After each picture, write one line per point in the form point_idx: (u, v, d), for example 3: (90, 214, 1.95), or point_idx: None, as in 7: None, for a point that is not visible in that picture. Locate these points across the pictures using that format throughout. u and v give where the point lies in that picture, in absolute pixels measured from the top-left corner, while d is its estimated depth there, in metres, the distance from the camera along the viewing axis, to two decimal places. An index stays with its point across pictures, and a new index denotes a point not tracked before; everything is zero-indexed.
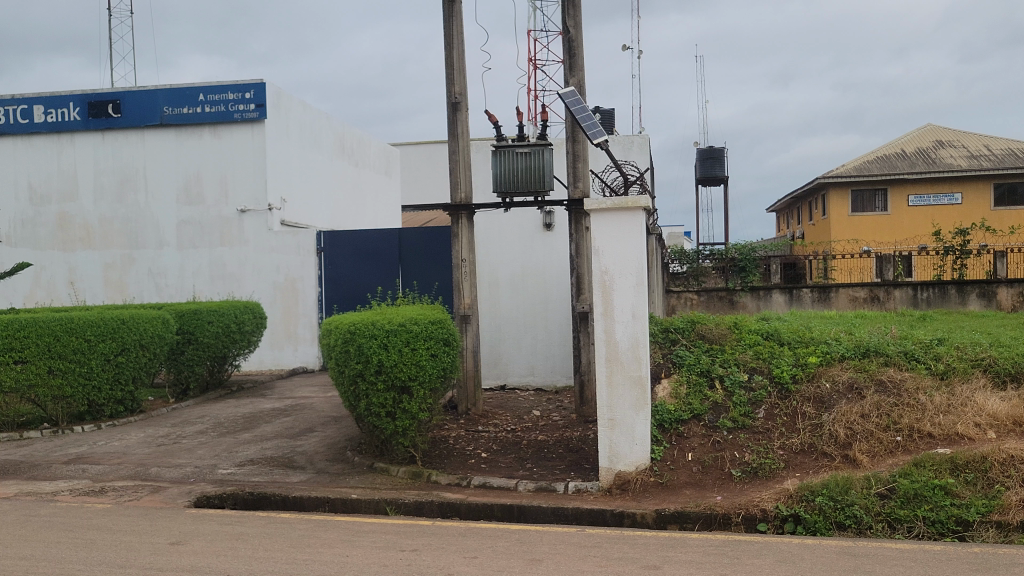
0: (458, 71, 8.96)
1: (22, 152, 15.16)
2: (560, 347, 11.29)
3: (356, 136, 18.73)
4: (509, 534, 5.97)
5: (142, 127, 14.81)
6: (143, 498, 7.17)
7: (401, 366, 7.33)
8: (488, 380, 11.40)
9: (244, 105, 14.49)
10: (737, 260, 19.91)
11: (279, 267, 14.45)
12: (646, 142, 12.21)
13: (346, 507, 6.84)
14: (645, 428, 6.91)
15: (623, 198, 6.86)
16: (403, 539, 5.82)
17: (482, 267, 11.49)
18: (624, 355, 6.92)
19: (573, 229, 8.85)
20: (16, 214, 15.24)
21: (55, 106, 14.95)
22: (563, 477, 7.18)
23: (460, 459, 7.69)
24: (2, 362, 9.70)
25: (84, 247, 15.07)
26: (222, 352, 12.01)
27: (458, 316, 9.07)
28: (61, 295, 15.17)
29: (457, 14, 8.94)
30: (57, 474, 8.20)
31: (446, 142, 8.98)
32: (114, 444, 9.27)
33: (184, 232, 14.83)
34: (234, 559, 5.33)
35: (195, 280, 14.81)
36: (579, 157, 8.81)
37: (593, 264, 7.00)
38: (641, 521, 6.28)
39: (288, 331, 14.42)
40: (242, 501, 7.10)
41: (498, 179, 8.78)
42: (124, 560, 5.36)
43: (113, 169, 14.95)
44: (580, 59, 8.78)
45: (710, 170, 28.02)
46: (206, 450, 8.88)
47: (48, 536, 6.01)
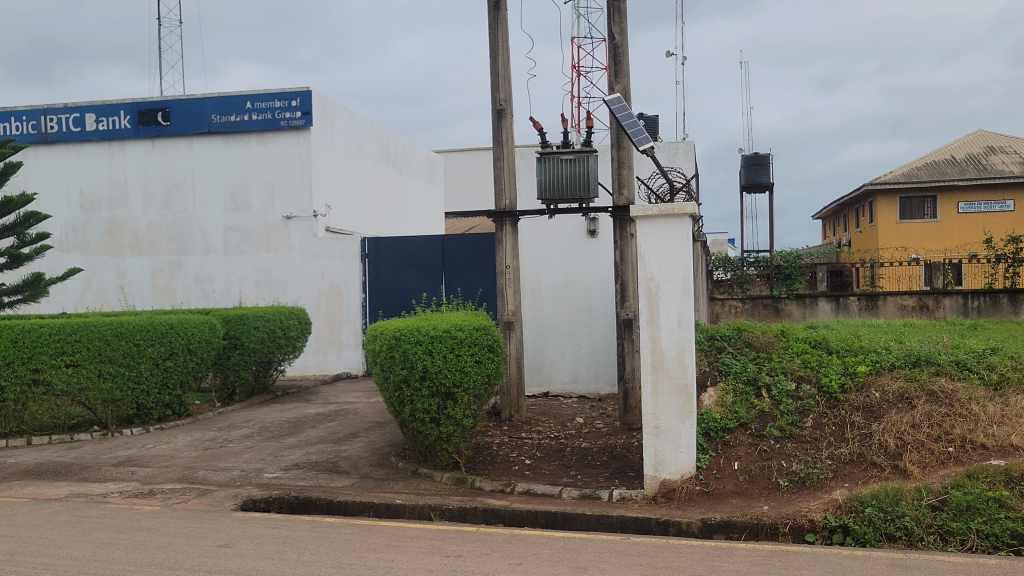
0: (503, 78, 8.99)
1: (74, 160, 15.46)
2: (604, 355, 11.25)
3: (400, 142, 18.83)
4: (554, 541, 5.96)
5: (191, 134, 15.03)
6: (191, 501, 7.28)
7: (446, 372, 7.36)
8: (532, 387, 11.38)
9: (290, 113, 14.64)
10: (782, 266, 19.76)
11: (325, 273, 14.57)
12: (691, 149, 12.12)
13: (391, 512, 6.87)
14: (691, 436, 6.88)
15: (670, 204, 6.83)
16: (448, 545, 5.83)
17: (526, 275, 11.50)
18: (670, 362, 6.90)
19: (618, 236, 8.82)
20: (68, 220, 15.55)
21: (106, 115, 15.23)
22: (608, 484, 7.15)
23: (504, 466, 7.69)
24: (54, 366, 9.80)
25: (134, 252, 15.32)
26: (268, 357, 12.12)
27: (502, 322, 9.07)
28: (111, 300, 15.41)
29: (502, 21, 8.97)
30: (107, 476, 8.34)
31: (491, 149, 9.00)
32: (163, 447, 9.40)
33: (231, 238, 15.01)
34: (280, 562, 5.39)
35: (241, 286, 14.97)
36: (624, 164, 8.79)
37: (639, 271, 6.97)
38: (687, 530, 6.24)
39: (332, 336, 14.55)
40: (288, 505, 7.17)
41: (543, 186, 8.78)
42: (173, 561, 5.44)
43: (162, 176, 15.19)
44: (625, 65, 8.76)
45: (755, 177, 27.79)
46: (252, 454, 8.98)
47: (98, 537, 6.11)
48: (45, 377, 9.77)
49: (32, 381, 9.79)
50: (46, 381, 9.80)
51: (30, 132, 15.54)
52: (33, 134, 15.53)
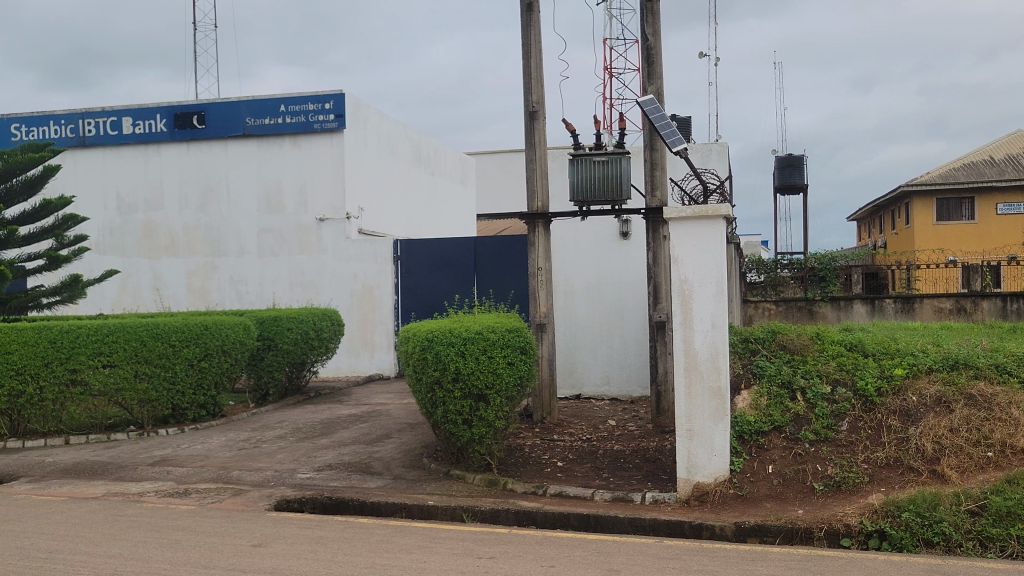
0: (536, 80, 8.99)
1: (111, 163, 15.65)
2: (637, 357, 11.22)
3: (432, 144, 18.88)
4: (587, 543, 5.95)
5: (226, 137, 15.17)
6: (225, 501, 7.34)
7: (479, 374, 7.37)
8: (564, 389, 11.38)
9: (324, 116, 14.72)
10: (817, 269, 19.27)
11: (357, 275, 14.64)
12: (725, 150, 12.03)
13: (423, 513, 6.90)
14: (725, 439, 6.84)
15: (704, 206, 6.79)
16: (480, 546, 5.84)
17: (558, 277, 11.49)
18: (703, 365, 6.86)
19: (651, 239, 8.79)
20: (106, 222, 15.74)
21: (143, 118, 15.42)
22: (640, 487, 7.13)
23: (536, 468, 7.68)
24: (91, 366, 9.91)
25: (169, 254, 15.47)
26: (302, 358, 12.20)
27: (534, 324, 9.07)
28: (147, 302, 15.58)
29: (535, 23, 8.97)
30: (143, 476, 8.43)
31: (524, 151, 9.00)
32: (198, 448, 9.48)
33: (265, 240, 15.13)
34: (314, 562, 5.42)
35: (275, 288, 15.08)
36: (656, 165, 8.76)
37: (672, 273, 6.95)
38: (720, 533, 6.21)
39: (365, 338, 14.62)
40: (321, 505, 7.21)
41: (575, 188, 8.77)
42: (208, 560, 5.48)
43: (197, 179, 15.34)
44: (658, 67, 8.72)
45: (789, 178, 27.58)
46: (286, 454, 9.05)
47: (135, 536, 6.17)
48: (83, 377, 9.89)
49: (70, 381, 9.90)
50: (83, 381, 9.92)
51: (68, 136, 15.75)
52: (71, 138, 15.74)
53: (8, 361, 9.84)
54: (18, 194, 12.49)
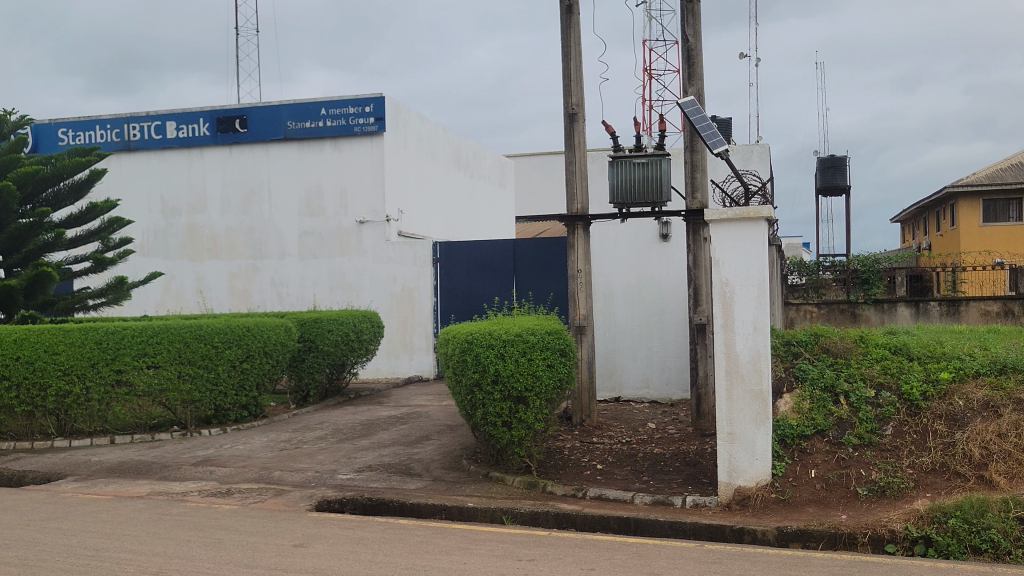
0: (575, 82, 8.98)
1: (155, 167, 15.88)
2: (676, 360, 11.15)
3: (471, 146, 18.93)
4: (627, 547, 5.93)
5: (267, 141, 15.33)
6: (267, 501, 7.41)
7: (518, 376, 7.37)
8: (603, 392, 11.35)
9: (364, 119, 14.83)
10: (860, 271, 18.85)
11: (397, 277, 14.70)
12: (766, 151, 11.93)
13: (462, 515, 6.92)
14: (767, 443, 6.77)
15: (746, 207, 6.75)
16: (520, 548, 5.84)
17: (598, 280, 11.47)
18: (745, 368, 6.80)
19: (692, 241, 8.74)
20: (150, 225, 15.96)
21: (186, 122, 15.64)
22: (681, 490, 7.09)
23: (576, 470, 7.67)
24: (135, 367, 10.05)
25: (211, 256, 15.66)
26: (341, 360, 12.29)
27: (573, 326, 9.05)
28: (190, 303, 15.78)
29: (575, 24, 8.96)
30: (186, 476, 8.54)
31: (564, 153, 8.99)
32: (240, 448, 9.58)
33: (306, 243, 15.25)
34: (355, 563, 5.46)
35: (315, 290, 15.19)
36: (697, 167, 8.70)
37: (714, 275, 6.90)
38: (762, 538, 6.15)
39: (404, 341, 14.69)
40: (361, 506, 7.27)
41: (615, 190, 8.74)
42: (250, 560, 5.54)
43: (239, 182, 15.52)
44: (699, 67, 8.67)
45: (832, 180, 27.26)
46: (327, 455, 9.12)
47: (179, 535, 6.25)
48: (128, 377, 10.03)
49: (115, 381, 10.04)
50: (128, 382, 10.06)
51: (114, 140, 16.01)
52: (117, 142, 16.00)
53: (54, 362, 9.99)
54: (65, 197, 12.72)
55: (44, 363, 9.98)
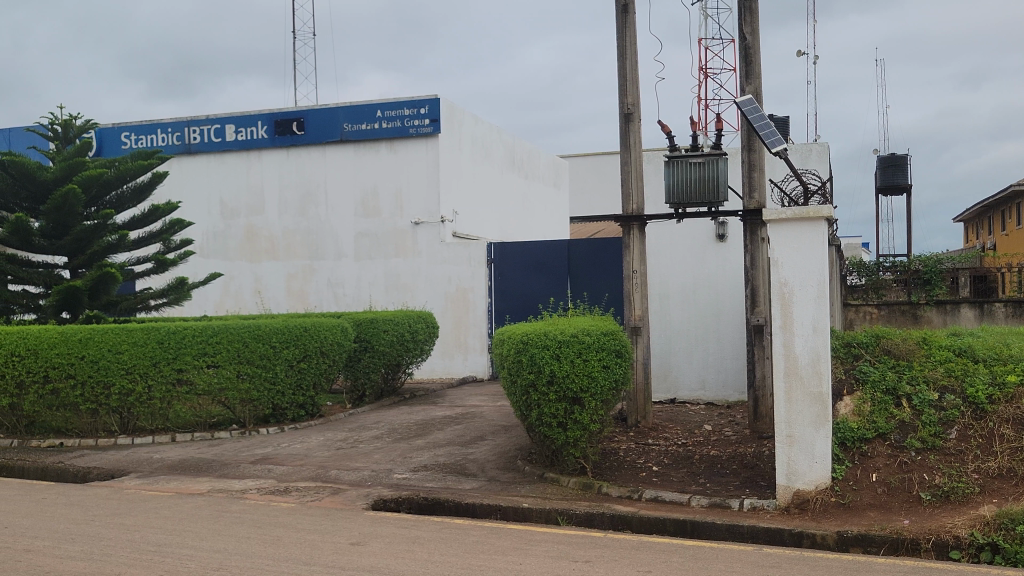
0: (631, 81, 8.94)
1: (215, 169, 16.15)
2: (733, 361, 11.04)
3: (525, 147, 18.95)
4: (683, 549, 5.88)
5: (324, 143, 15.50)
6: (324, 499, 7.48)
7: (574, 377, 7.37)
8: (659, 394, 11.26)
9: (419, 121, 14.91)
10: (921, 271, 18.52)
11: (452, 278, 14.77)
12: (826, 150, 11.74)
13: (517, 515, 6.92)
14: (827, 445, 6.67)
15: (805, 207, 6.67)
16: (576, 550, 5.82)
17: (653, 280, 11.40)
18: (804, 370, 6.71)
19: (748, 240, 8.66)
20: (209, 227, 16.23)
21: (245, 125, 15.89)
22: (738, 493, 7.01)
23: (631, 472, 7.62)
24: (196, 366, 10.22)
25: (269, 257, 15.88)
26: (397, 360, 12.37)
27: (628, 327, 9.01)
28: (248, 304, 16.00)
29: (630, 24, 8.93)
30: (246, 473, 8.66)
31: (619, 153, 8.96)
32: (297, 447, 9.69)
33: (362, 244, 15.38)
34: (411, 562, 5.48)
35: (371, 290, 15.32)
36: (755, 167, 8.61)
37: (772, 276, 6.83)
38: (822, 542, 6.06)
39: (459, 341, 14.74)
40: (417, 505, 7.31)
41: (671, 190, 8.68)
42: (308, 557, 5.59)
43: (297, 184, 15.71)
44: (757, 66, 8.58)
45: (892, 179, 26.79)
46: (382, 454, 9.19)
47: (239, 532, 6.34)
48: (189, 377, 10.20)
49: (176, 380, 10.22)
50: (188, 381, 10.23)
51: (175, 143, 16.31)
52: (178, 145, 16.29)
53: (118, 361, 10.19)
54: (128, 199, 12.99)
55: (107, 362, 10.19)
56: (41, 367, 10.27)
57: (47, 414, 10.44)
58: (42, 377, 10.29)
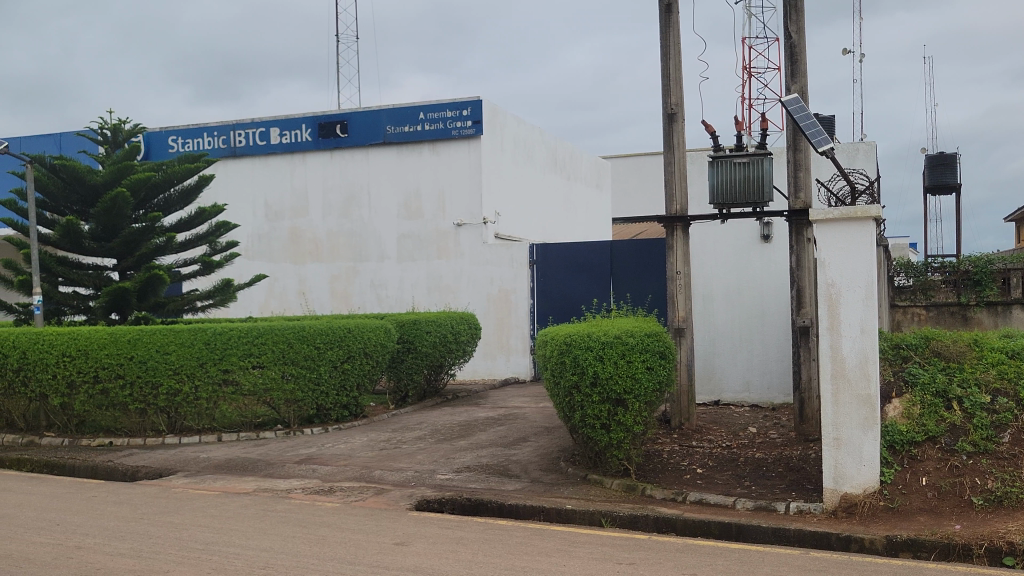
0: (674, 81, 8.89)
1: (259, 173, 16.32)
2: (778, 363, 10.92)
3: (567, 149, 18.93)
4: (728, 552, 5.83)
5: (367, 146, 15.60)
6: (368, 499, 7.52)
7: (618, 379, 7.34)
8: (702, 395, 11.17)
9: (461, 122, 14.95)
10: (970, 272, 18.01)
11: (494, 279, 14.79)
12: (873, 149, 11.55)
13: (561, 517, 6.91)
14: (875, 449, 6.57)
15: (852, 207, 6.59)
16: (621, 552, 5.80)
17: (697, 281, 11.33)
18: (852, 372, 6.62)
19: (794, 241, 8.57)
20: (254, 229, 16.41)
21: (290, 128, 16.04)
22: (784, 496, 6.93)
23: (675, 474, 7.57)
24: (241, 367, 10.33)
25: (313, 259, 16.02)
26: (439, 361, 12.40)
27: (672, 328, 8.95)
28: (293, 305, 16.14)
29: (673, 24, 8.88)
30: (290, 473, 8.74)
31: (662, 154, 8.92)
32: (341, 447, 9.77)
33: (405, 246, 15.46)
34: (455, 562, 5.50)
35: (414, 292, 15.39)
36: (800, 167, 8.52)
37: (818, 276, 6.75)
38: (870, 547, 5.98)
39: (501, 342, 14.75)
40: (460, 506, 7.33)
41: (716, 190, 8.62)
42: (353, 557, 5.63)
43: (340, 187, 15.82)
44: (802, 65, 8.49)
45: (941, 178, 26.37)
46: (425, 455, 9.22)
47: (284, 531, 6.40)
48: (235, 377, 10.31)
49: (222, 380, 10.33)
50: (234, 381, 10.34)
51: (220, 147, 16.50)
52: (223, 149, 16.49)
53: (165, 361, 10.33)
54: (175, 202, 13.16)
55: (155, 363, 10.33)
56: (91, 367, 10.45)
57: (97, 414, 10.61)
58: (91, 377, 10.46)
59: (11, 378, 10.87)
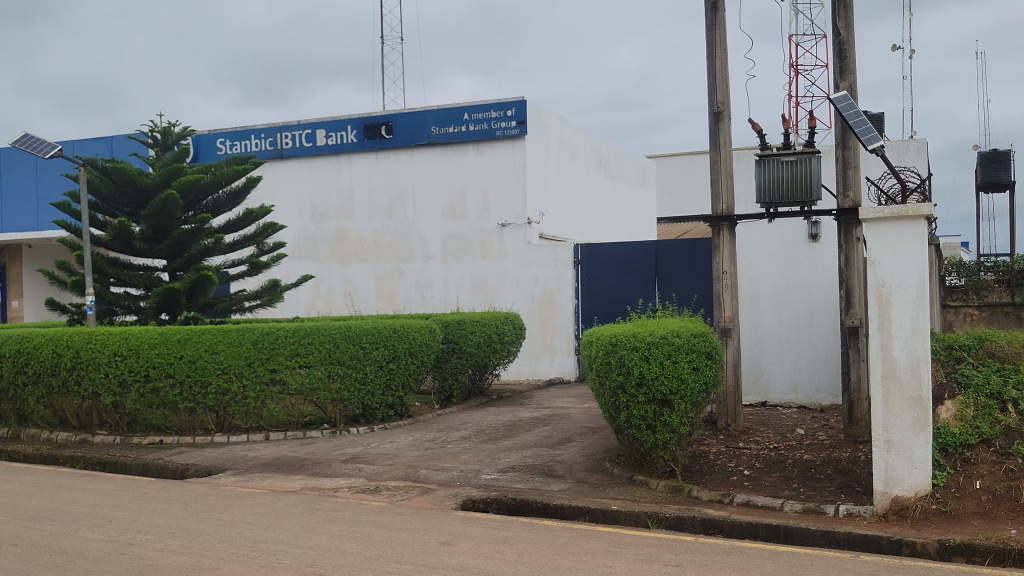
0: (720, 80, 8.82)
1: (306, 174, 16.48)
2: (826, 363, 10.79)
3: (612, 149, 18.88)
4: (777, 555, 5.77)
5: (412, 147, 15.67)
6: (414, 499, 7.56)
7: (663, 379, 7.31)
8: (749, 396, 11.07)
9: (506, 123, 14.96)
10: None
11: (539, 279, 14.77)
12: (924, 147, 11.31)
13: (606, 518, 6.89)
14: (927, 452, 6.46)
15: (903, 206, 6.50)
16: (667, 554, 5.76)
17: (743, 281, 11.23)
18: (903, 373, 6.52)
19: (843, 240, 8.46)
20: (301, 229, 16.57)
21: (335, 130, 16.16)
22: (833, 499, 6.85)
23: (722, 475, 7.50)
24: (288, 366, 10.44)
25: (359, 260, 16.14)
26: (484, 361, 12.43)
27: (718, 329, 8.89)
28: (339, 305, 16.27)
29: (720, 22, 8.81)
30: (337, 472, 8.81)
31: (708, 153, 8.86)
32: (386, 446, 9.83)
33: (449, 246, 15.51)
34: (501, 562, 5.50)
35: (458, 292, 15.44)
36: (850, 164, 8.41)
37: (869, 276, 6.66)
38: (922, 551, 5.88)
39: (546, 343, 14.74)
40: (506, 506, 7.33)
41: (762, 190, 8.54)
42: (399, 556, 5.66)
43: (385, 187, 15.91)
44: (851, 61, 8.38)
45: (994, 175, 25.88)
46: (470, 455, 9.24)
47: (332, 529, 6.45)
48: (282, 377, 10.41)
49: (269, 380, 10.43)
50: (281, 381, 10.45)
51: (268, 149, 16.68)
52: (270, 150, 16.67)
53: (214, 361, 10.45)
54: (224, 204, 13.31)
55: (204, 362, 10.46)
56: (142, 366, 10.61)
57: (147, 412, 10.78)
58: (142, 376, 10.63)
59: (64, 378, 11.07)
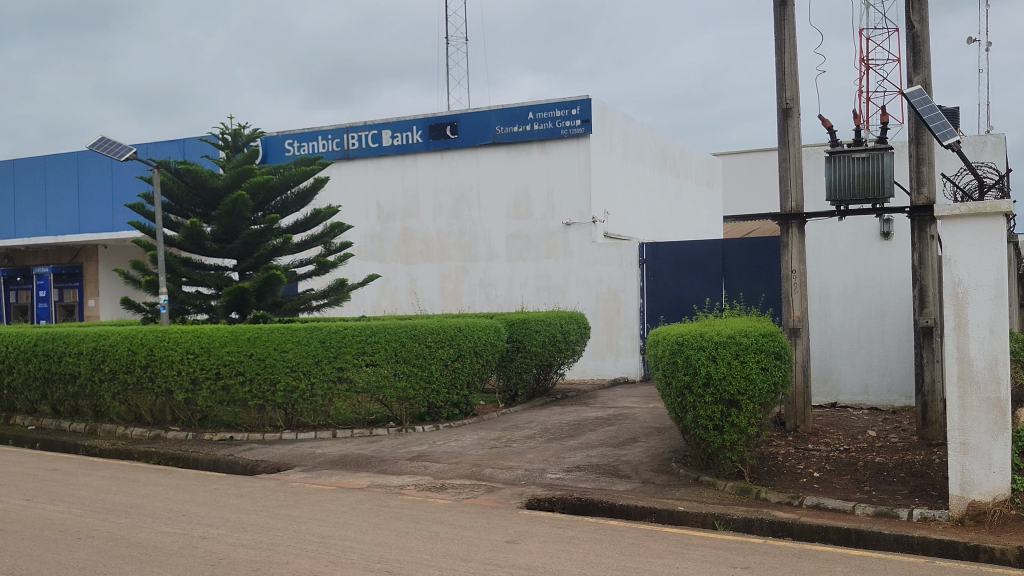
0: (789, 75, 8.68)
1: (372, 175, 16.65)
2: (898, 364, 10.57)
3: (678, 147, 18.72)
4: (848, 559, 5.68)
5: (476, 147, 15.72)
6: (480, 497, 7.59)
7: (730, 379, 7.23)
8: (819, 397, 10.89)
9: (570, 122, 14.92)
10: None
11: (604, 279, 14.71)
12: (1001, 141, 10.97)
13: (673, 519, 6.83)
14: (1005, 455, 6.28)
15: (981, 203, 6.35)
16: (735, 556, 5.70)
17: (813, 281, 11.05)
18: (980, 374, 6.35)
19: (917, 239, 8.26)
20: (368, 229, 16.75)
21: (401, 130, 16.29)
22: (907, 502, 6.70)
23: (791, 477, 7.39)
24: (354, 365, 10.55)
25: (424, 259, 16.26)
26: (549, 360, 12.42)
27: (787, 328, 8.76)
28: (404, 305, 16.42)
29: (788, 16, 8.68)
30: (403, 469, 8.89)
31: (777, 150, 8.73)
32: (452, 445, 9.88)
33: (514, 246, 15.54)
34: (567, 561, 5.50)
35: (523, 292, 15.44)
36: (923, 161, 8.22)
37: (944, 275, 6.50)
38: (1000, 557, 5.73)
39: (610, 342, 14.67)
40: (571, 506, 7.31)
41: (832, 187, 8.39)
42: (466, 553, 5.69)
43: (450, 187, 16.00)
44: (926, 55, 8.19)
45: None
46: (535, 454, 9.25)
47: (399, 526, 6.51)
48: (349, 375, 10.53)
49: (336, 378, 10.56)
50: (348, 379, 10.56)
51: (335, 150, 16.90)
52: (338, 151, 16.87)
53: (282, 359, 10.60)
54: (292, 204, 13.51)
55: (273, 360, 10.62)
56: (213, 364, 10.81)
57: (218, 409, 10.99)
58: (213, 374, 10.83)
59: (139, 375, 11.34)
